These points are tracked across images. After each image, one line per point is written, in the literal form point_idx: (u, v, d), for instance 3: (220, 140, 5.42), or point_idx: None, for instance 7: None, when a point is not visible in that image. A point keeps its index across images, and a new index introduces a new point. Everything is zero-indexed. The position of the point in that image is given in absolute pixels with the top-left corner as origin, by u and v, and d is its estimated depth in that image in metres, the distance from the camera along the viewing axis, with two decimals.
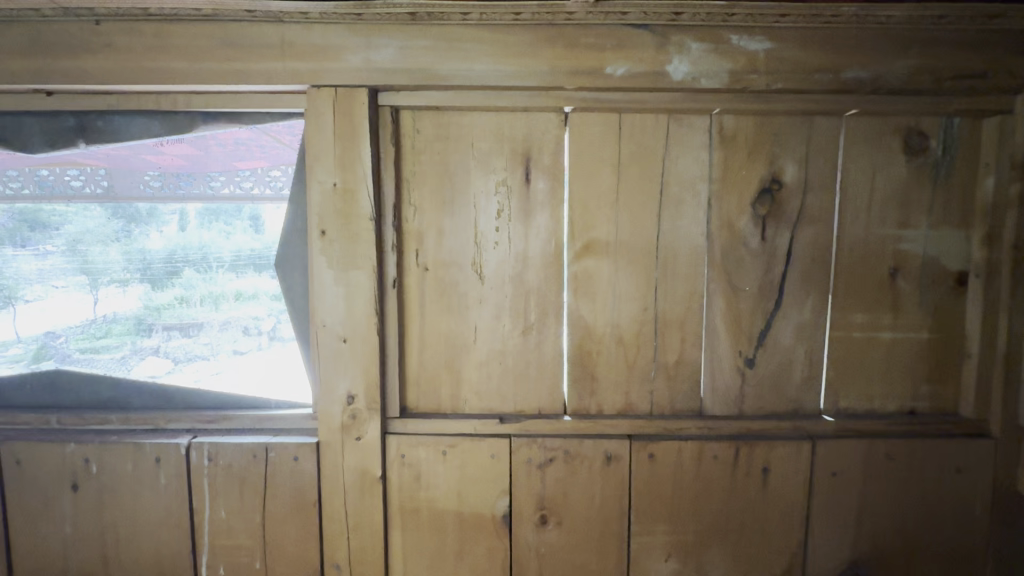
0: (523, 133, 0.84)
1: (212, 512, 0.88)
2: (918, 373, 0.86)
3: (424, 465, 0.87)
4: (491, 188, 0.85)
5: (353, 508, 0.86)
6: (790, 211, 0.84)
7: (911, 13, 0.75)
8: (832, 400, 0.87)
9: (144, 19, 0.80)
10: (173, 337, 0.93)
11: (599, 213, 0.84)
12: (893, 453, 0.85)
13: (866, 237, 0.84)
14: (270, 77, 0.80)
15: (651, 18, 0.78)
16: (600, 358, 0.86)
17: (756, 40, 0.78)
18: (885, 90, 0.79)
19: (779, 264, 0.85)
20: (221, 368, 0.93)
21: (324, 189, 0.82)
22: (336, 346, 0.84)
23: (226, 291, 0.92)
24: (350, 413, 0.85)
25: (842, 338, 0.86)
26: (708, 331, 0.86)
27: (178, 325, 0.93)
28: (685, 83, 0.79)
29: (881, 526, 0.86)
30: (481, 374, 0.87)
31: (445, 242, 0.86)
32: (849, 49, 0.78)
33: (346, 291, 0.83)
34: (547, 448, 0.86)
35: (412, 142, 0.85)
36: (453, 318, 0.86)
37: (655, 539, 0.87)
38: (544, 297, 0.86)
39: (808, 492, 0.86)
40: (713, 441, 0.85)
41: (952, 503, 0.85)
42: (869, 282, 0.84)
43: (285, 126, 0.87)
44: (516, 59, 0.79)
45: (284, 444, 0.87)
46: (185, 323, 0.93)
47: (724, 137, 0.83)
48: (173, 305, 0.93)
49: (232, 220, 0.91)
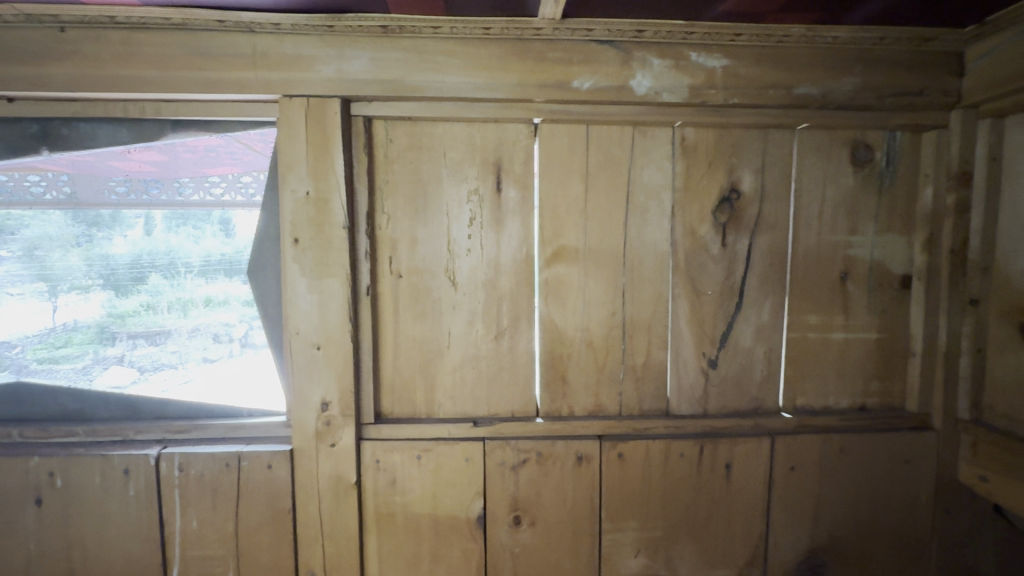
0: (494, 143, 0.86)
1: (184, 523, 0.88)
2: (868, 371, 0.91)
3: (399, 469, 0.88)
4: (463, 197, 0.86)
5: (328, 515, 0.87)
6: (748, 218, 0.88)
7: (856, 32, 0.80)
8: (790, 398, 0.91)
9: (111, 27, 0.79)
10: (139, 345, 0.93)
11: (569, 221, 0.87)
12: (846, 447, 0.90)
13: (819, 243, 0.88)
14: (240, 86, 0.80)
15: (616, 34, 0.81)
16: (570, 361, 0.89)
17: (715, 56, 0.82)
18: (834, 104, 0.84)
19: (739, 269, 0.89)
20: (190, 376, 0.93)
21: (296, 198, 0.83)
22: (310, 353, 0.85)
23: (195, 296, 0.92)
24: (324, 420, 0.86)
25: (798, 339, 0.90)
26: (672, 334, 0.89)
27: (144, 333, 0.93)
28: (648, 97, 0.82)
29: (836, 516, 0.91)
30: (454, 380, 0.89)
31: (418, 249, 0.87)
32: (801, 66, 0.82)
33: (319, 299, 0.84)
34: (519, 449, 0.88)
35: (385, 151, 0.86)
36: (426, 324, 0.88)
37: (625, 536, 0.90)
38: (516, 302, 0.88)
39: (768, 486, 0.90)
40: (679, 440, 0.89)
41: (900, 493, 0.91)
42: (823, 286, 0.89)
43: (256, 133, 0.88)
44: (486, 72, 0.81)
45: (257, 453, 0.87)
46: (151, 331, 0.92)
47: (686, 148, 0.87)
48: (138, 311, 0.92)
49: (201, 224, 0.90)
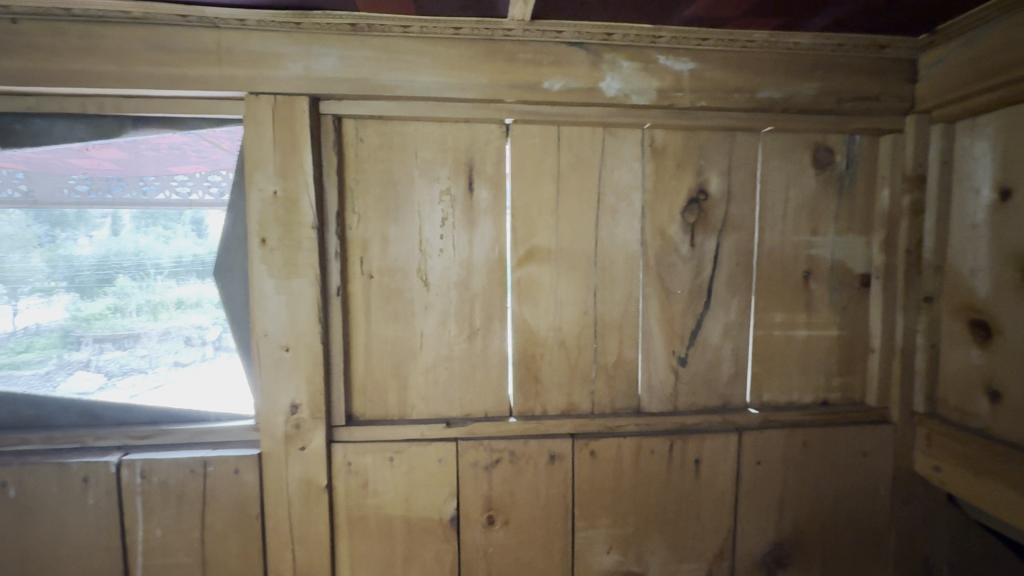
0: (465, 143, 0.86)
1: (147, 531, 0.86)
2: (831, 367, 0.94)
3: (371, 472, 0.87)
4: (435, 197, 0.86)
5: (298, 519, 0.86)
6: (715, 219, 0.90)
7: (816, 39, 0.83)
8: (757, 394, 0.94)
9: (67, 20, 0.76)
10: (106, 349, 0.89)
11: (541, 221, 0.88)
12: (810, 441, 0.93)
13: (783, 243, 0.91)
14: (204, 83, 0.79)
15: (585, 37, 0.82)
16: (543, 361, 0.90)
17: (682, 60, 0.84)
18: (796, 108, 0.86)
19: (707, 268, 0.90)
20: (160, 381, 0.91)
21: (263, 197, 0.81)
22: (279, 355, 0.83)
23: (166, 299, 0.89)
24: (293, 423, 0.84)
25: (764, 336, 0.92)
26: (643, 332, 0.91)
27: (110, 336, 0.89)
28: (618, 99, 0.83)
29: (801, 509, 0.94)
30: (427, 380, 0.89)
31: (389, 249, 0.86)
32: (764, 71, 0.85)
33: (287, 300, 0.83)
34: (492, 449, 0.88)
35: (355, 150, 0.85)
36: (398, 325, 0.87)
37: (597, 533, 0.91)
38: (488, 303, 0.88)
39: (735, 480, 0.92)
40: (650, 437, 0.91)
41: (861, 484, 0.94)
42: (788, 285, 0.92)
43: (222, 131, 0.86)
44: (456, 72, 0.81)
45: (224, 458, 0.85)
46: (120, 334, 0.90)
47: (655, 150, 0.88)
48: (105, 315, 0.89)
49: (173, 224, 0.88)
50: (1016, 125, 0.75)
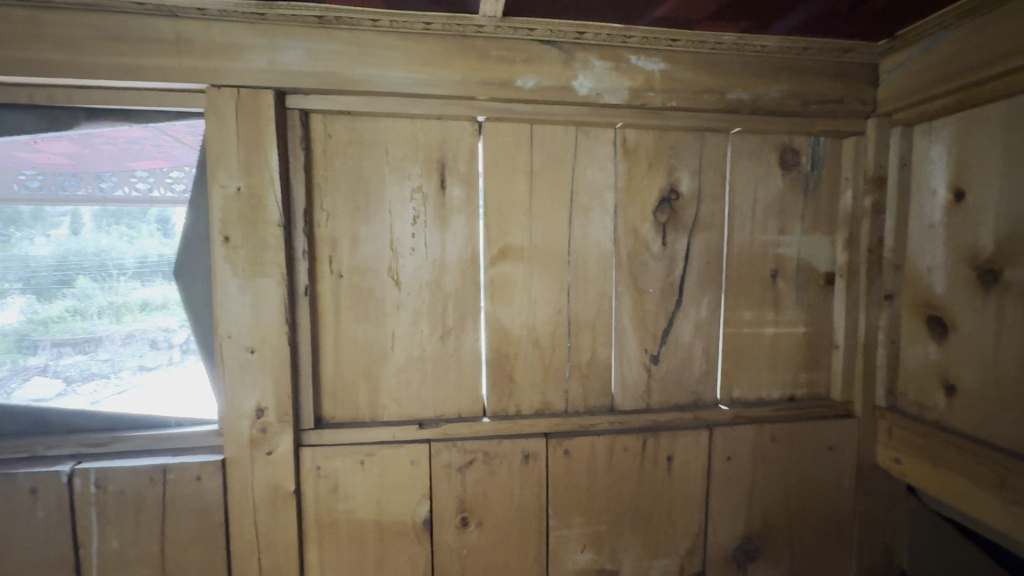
0: (438, 140, 0.85)
1: (103, 543, 0.82)
2: (797, 363, 0.97)
3: (341, 475, 0.85)
4: (406, 195, 0.85)
5: (265, 526, 0.83)
6: (686, 218, 0.91)
7: (782, 42, 0.84)
8: (727, 390, 0.95)
9: (11, 4, 0.72)
10: (65, 354, 0.85)
11: (514, 219, 0.87)
12: (777, 436, 0.95)
13: (752, 243, 0.93)
14: (162, 74, 0.75)
15: (557, 35, 0.81)
16: (516, 360, 0.89)
17: (653, 60, 0.84)
18: (764, 110, 0.88)
19: (679, 267, 0.91)
20: (124, 387, 0.86)
21: (226, 193, 0.78)
22: (243, 357, 0.81)
23: (130, 301, 0.85)
24: (259, 427, 0.82)
25: (733, 334, 0.94)
26: (616, 330, 0.91)
27: (70, 340, 0.85)
28: (590, 98, 0.83)
29: (769, 502, 0.96)
30: (399, 381, 0.87)
31: (359, 248, 0.84)
32: (732, 73, 0.86)
33: (252, 300, 0.80)
34: (465, 450, 0.87)
35: (323, 146, 0.83)
36: (369, 325, 0.86)
37: (571, 532, 0.91)
38: (461, 302, 0.87)
39: (707, 476, 0.94)
40: (623, 434, 0.91)
41: (826, 477, 0.97)
42: (756, 283, 0.94)
43: (183, 125, 0.82)
44: (428, 67, 0.79)
45: (185, 465, 0.82)
46: (79, 338, 0.85)
47: (627, 149, 0.89)
48: (64, 317, 0.84)
49: (137, 224, 0.84)
50: (969, 129, 0.78)
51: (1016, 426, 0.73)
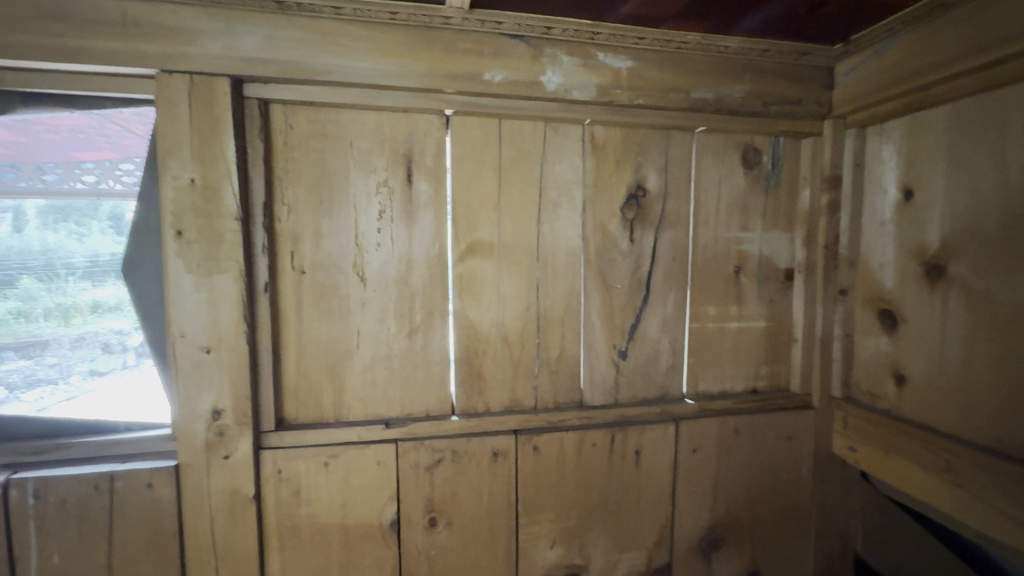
0: (404, 133, 0.83)
1: (43, 558, 0.77)
2: (759, 357, 0.99)
3: (304, 478, 0.83)
4: (372, 189, 0.82)
5: (222, 534, 0.80)
6: (653, 215, 0.92)
7: (744, 43, 0.86)
8: (693, 384, 0.97)
9: None
10: (7, 359, 0.79)
11: (482, 215, 0.86)
12: (740, 428, 0.97)
13: (716, 240, 0.95)
14: (107, 58, 0.71)
15: (525, 30, 0.81)
16: (485, 357, 0.88)
17: (621, 57, 0.85)
18: (727, 110, 0.90)
19: (646, 263, 0.93)
20: (74, 393, 0.81)
21: (179, 185, 0.75)
22: (198, 358, 0.77)
23: (79, 302, 0.80)
24: (215, 431, 0.78)
25: (699, 329, 0.96)
26: (585, 326, 0.91)
27: (13, 344, 0.79)
28: (559, 93, 0.83)
29: (733, 493, 0.98)
30: (365, 380, 0.85)
31: (323, 244, 0.82)
32: (697, 72, 0.88)
33: (208, 297, 0.76)
34: (433, 449, 0.86)
35: (284, 138, 0.80)
36: (333, 323, 0.83)
37: (540, 528, 0.91)
38: (429, 299, 0.86)
39: (673, 469, 0.95)
40: (592, 430, 0.91)
41: (787, 467, 1.00)
42: (720, 279, 0.96)
43: (132, 113, 0.78)
44: (393, 58, 0.78)
45: (134, 472, 0.77)
46: (23, 342, 0.80)
47: (595, 146, 0.89)
48: (7, 320, 0.79)
49: (86, 220, 0.79)
50: (917, 131, 0.82)
51: (960, 413, 0.77)
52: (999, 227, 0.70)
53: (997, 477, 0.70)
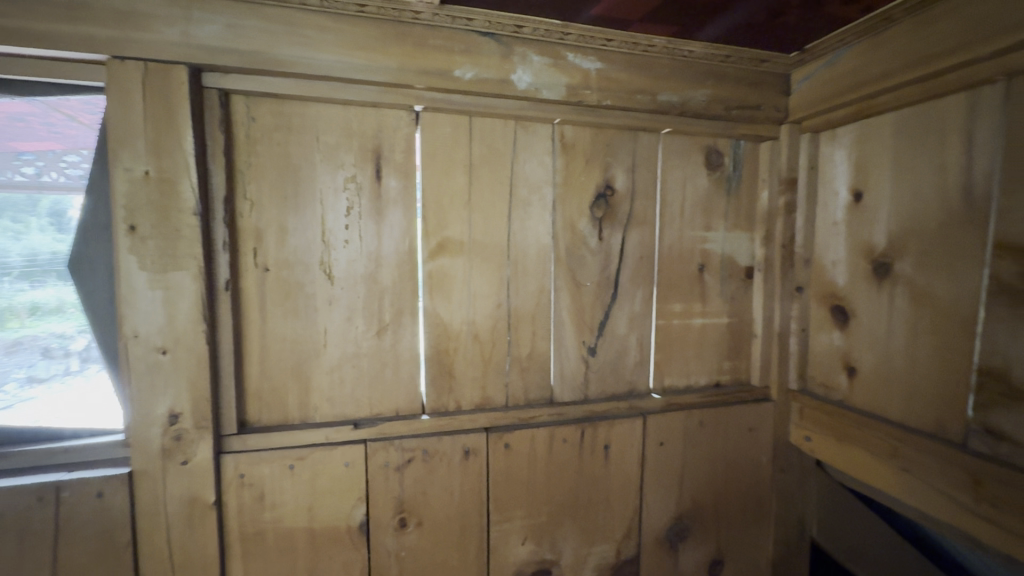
0: (373, 129, 0.82)
1: None
2: (721, 352, 1.03)
3: (268, 482, 0.80)
4: (339, 184, 0.81)
5: (180, 543, 0.76)
6: (621, 214, 0.94)
7: (707, 48, 0.89)
8: (660, 379, 0.99)
9: None
10: None
11: (452, 212, 0.86)
12: (704, 421, 1.00)
13: (681, 238, 0.97)
14: (51, 40, 0.66)
15: (496, 27, 0.81)
16: (456, 355, 0.88)
17: (589, 58, 0.86)
18: (691, 113, 0.93)
19: (614, 261, 0.94)
20: (11, 402, 0.75)
21: (132, 178, 0.71)
22: (154, 359, 0.73)
23: (14, 304, 0.74)
24: (173, 435, 0.75)
25: (665, 325, 0.98)
26: (555, 323, 0.92)
27: None
28: (529, 92, 0.84)
29: (697, 484, 1.01)
30: (332, 380, 0.83)
31: (288, 240, 0.79)
32: (663, 76, 0.90)
33: (164, 296, 0.73)
34: (403, 449, 0.85)
35: (246, 130, 0.77)
36: (299, 322, 0.81)
37: (512, 525, 0.91)
38: (399, 297, 0.85)
39: (641, 463, 0.97)
40: (562, 426, 0.92)
41: (747, 457, 1.04)
42: (685, 277, 0.98)
43: (79, 101, 0.73)
44: (362, 52, 0.76)
45: (82, 481, 0.73)
46: None
47: (565, 145, 0.90)
48: None
49: (23, 217, 0.74)
50: (866, 137, 0.87)
51: (904, 402, 0.82)
52: (939, 227, 0.75)
53: (940, 461, 0.75)
